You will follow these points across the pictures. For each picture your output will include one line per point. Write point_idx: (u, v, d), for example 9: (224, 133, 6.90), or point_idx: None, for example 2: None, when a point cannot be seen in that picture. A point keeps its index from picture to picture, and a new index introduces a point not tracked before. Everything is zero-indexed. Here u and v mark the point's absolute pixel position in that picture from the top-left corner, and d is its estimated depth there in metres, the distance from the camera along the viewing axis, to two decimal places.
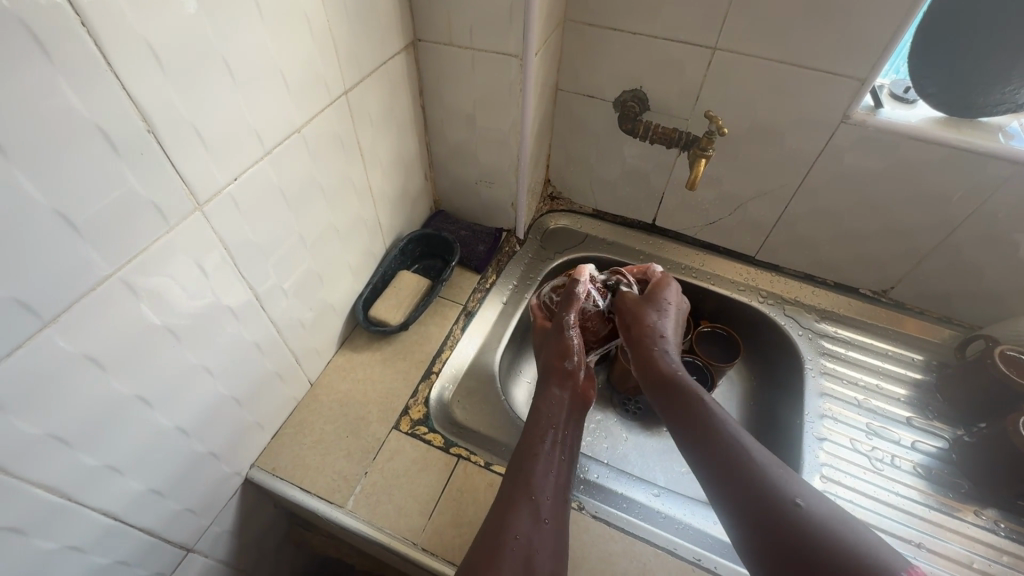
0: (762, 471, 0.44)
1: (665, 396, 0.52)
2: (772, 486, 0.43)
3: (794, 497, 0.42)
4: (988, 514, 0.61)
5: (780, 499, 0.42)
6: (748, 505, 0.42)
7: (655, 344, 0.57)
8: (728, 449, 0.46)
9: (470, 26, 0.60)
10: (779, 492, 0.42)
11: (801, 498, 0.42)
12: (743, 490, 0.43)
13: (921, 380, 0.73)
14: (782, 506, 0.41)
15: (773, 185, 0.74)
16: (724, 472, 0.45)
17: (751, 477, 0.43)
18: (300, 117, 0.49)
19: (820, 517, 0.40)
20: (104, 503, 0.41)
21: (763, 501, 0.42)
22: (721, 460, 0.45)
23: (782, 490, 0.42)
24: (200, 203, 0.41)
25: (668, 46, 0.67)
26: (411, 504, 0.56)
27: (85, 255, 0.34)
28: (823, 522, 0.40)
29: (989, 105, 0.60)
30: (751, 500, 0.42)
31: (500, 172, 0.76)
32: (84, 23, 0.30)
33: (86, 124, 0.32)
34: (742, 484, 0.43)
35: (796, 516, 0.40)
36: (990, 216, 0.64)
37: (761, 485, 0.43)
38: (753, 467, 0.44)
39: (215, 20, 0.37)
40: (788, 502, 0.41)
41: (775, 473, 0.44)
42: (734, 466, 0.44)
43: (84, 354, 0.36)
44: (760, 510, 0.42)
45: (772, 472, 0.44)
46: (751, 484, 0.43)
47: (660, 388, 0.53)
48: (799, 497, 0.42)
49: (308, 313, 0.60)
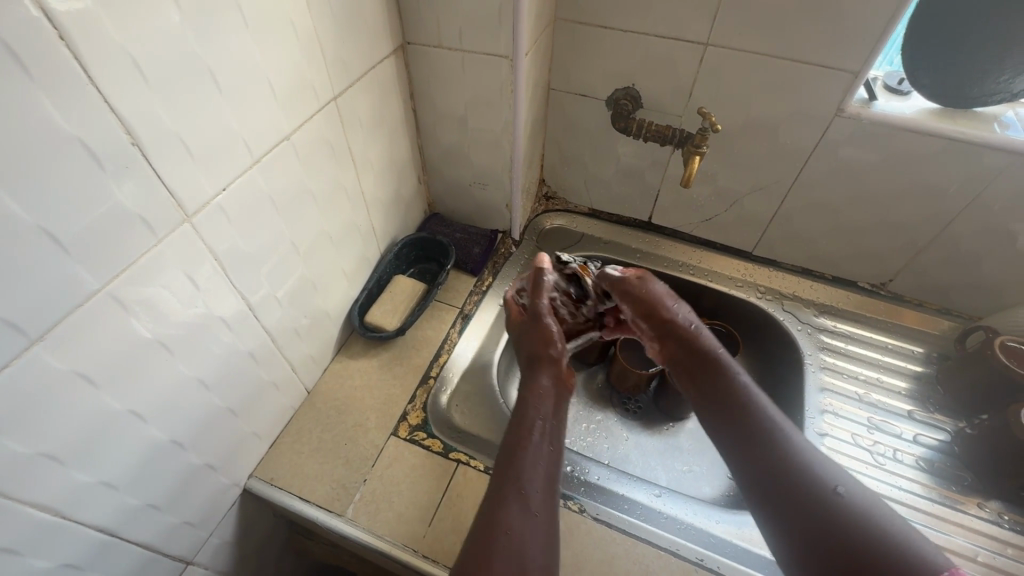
0: (800, 459, 0.44)
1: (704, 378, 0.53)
2: (811, 475, 0.43)
3: (835, 484, 0.42)
4: (992, 507, 0.61)
5: (818, 485, 0.42)
6: (785, 488, 0.43)
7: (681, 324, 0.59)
8: (766, 438, 0.46)
9: (459, 27, 0.60)
10: (820, 480, 0.43)
11: (842, 486, 0.42)
12: (783, 481, 0.43)
13: (921, 372, 0.73)
14: (824, 494, 0.42)
15: (768, 180, 0.74)
16: (762, 461, 0.45)
17: (790, 466, 0.44)
18: (288, 124, 0.48)
19: (860, 507, 0.40)
20: (99, 519, 0.41)
21: (804, 489, 0.42)
22: (757, 448, 0.46)
23: (825, 476, 0.43)
24: (189, 214, 0.40)
25: (659, 43, 0.66)
26: (411, 511, 0.55)
27: (71, 271, 0.34)
28: (864, 509, 0.40)
29: (983, 95, 0.60)
30: (793, 489, 0.43)
31: (493, 173, 0.76)
32: (63, 36, 0.29)
33: (70, 140, 0.31)
34: (782, 472, 0.44)
35: (838, 504, 0.41)
36: (988, 206, 0.64)
37: (799, 472, 0.43)
38: (793, 458, 0.44)
39: (198, 29, 0.37)
40: (829, 489, 0.42)
41: (814, 462, 0.44)
42: (773, 457, 0.45)
43: (74, 372, 0.35)
44: (803, 500, 0.42)
45: (811, 460, 0.44)
46: (791, 476, 0.43)
47: (696, 375, 0.54)
48: (840, 485, 0.42)
49: (303, 320, 0.59)
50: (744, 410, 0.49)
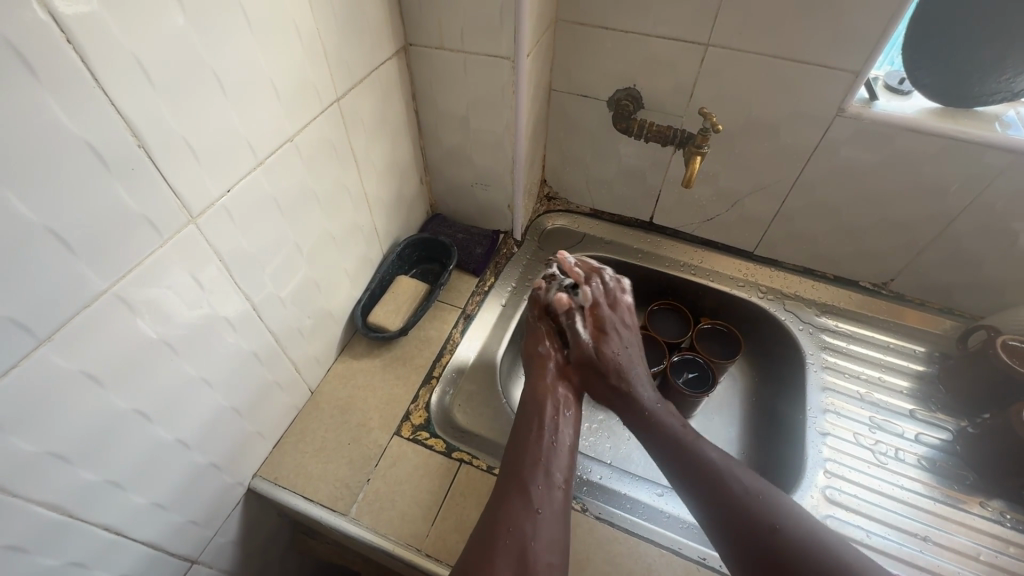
0: (746, 498, 0.49)
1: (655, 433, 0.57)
2: (755, 512, 0.48)
3: (774, 521, 0.47)
4: (994, 505, 0.61)
5: (761, 522, 0.47)
6: (734, 528, 0.47)
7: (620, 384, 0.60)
8: (715, 479, 0.50)
9: (461, 29, 0.60)
10: (762, 518, 0.47)
11: (781, 521, 0.47)
12: (734, 520, 0.48)
13: (923, 372, 0.73)
14: (765, 531, 0.46)
15: (770, 180, 0.74)
16: (713, 504, 0.49)
17: (736, 505, 0.48)
18: (292, 126, 0.49)
19: (798, 539, 0.45)
20: (106, 518, 0.41)
21: (750, 529, 0.47)
22: (707, 490, 0.50)
23: (766, 513, 0.47)
24: (195, 215, 0.41)
25: (660, 44, 0.66)
26: (414, 510, 0.56)
27: (80, 272, 0.34)
28: (803, 540, 0.45)
29: (984, 94, 0.60)
30: (741, 530, 0.47)
31: (495, 174, 0.76)
32: (70, 40, 0.30)
33: (76, 140, 0.32)
34: (733, 514, 0.48)
35: (780, 539, 0.46)
36: (989, 206, 0.64)
37: (743, 513, 0.48)
38: (739, 497, 0.49)
39: (203, 33, 0.37)
40: (769, 527, 0.46)
41: (756, 498, 0.48)
42: (724, 498, 0.49)
43: (81, 371, 0.36)
44: (751, 540, 0.46)
45: (754, 496, 0.49)
46: (739, 515, 0.48)
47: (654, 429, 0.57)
48: (780, 521, 0.47)
49: (307, 321, 0.60)
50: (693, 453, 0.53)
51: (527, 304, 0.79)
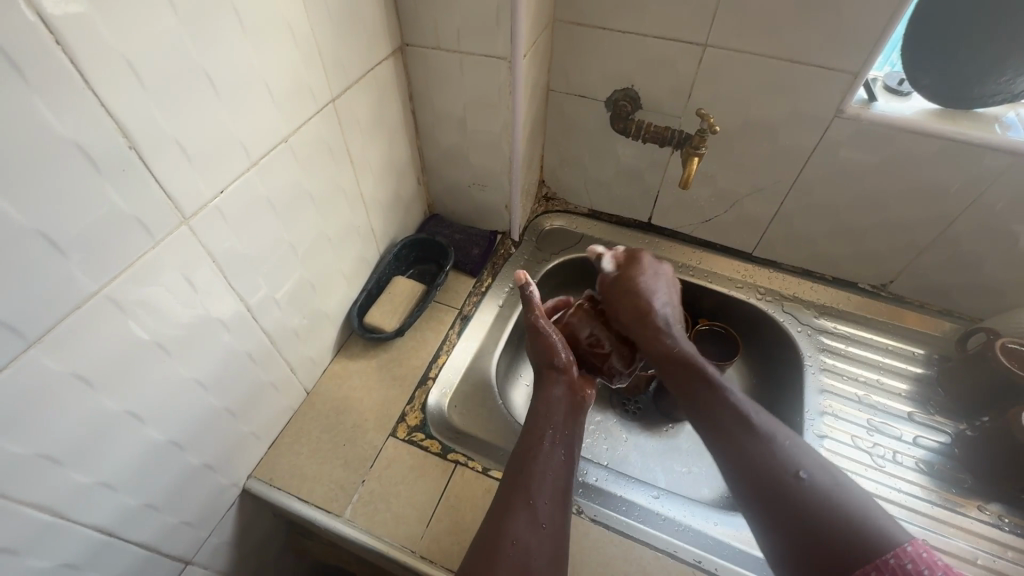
0: (773, 444, 0.48)
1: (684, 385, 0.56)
2: (778, 461, 0.47)
3: (798, 469, 0.45)
4: (992, 509, 0.60)
5: (786, 469, 0.46)
6: (758, 480, 0.46)
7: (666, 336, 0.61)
8: (738, 426, 0.50)
9: (457, 28, 0.60)
10: (785, 466, 0.46)
11: (805, 471, 0.45)
12: (756, 468, 0.47)
13: (922, 374, 0.72)
14: (785, 479, 0.45)
15: (768, 181, 0.74)
16: (738, 448, 0.48)
17: (761, 455, 0.47)
18: (286, 126, 0.49)
19: (824, 489, 0.44)
20: (98, 519, 0.41)
21: (771, 478, 0.46)
22: (733, 440, 0.49)
23: (788, 461, 0.46)
24: (187, 216, 0.41)
25: (659, 45, 0.66)
26: (409, 511, 0.56)
27: (71, 273, 0.34)
28: (826, 489, 0.44)
29: (984, 96, 0.59)
30: (762, 476, 0.46)
31: (492, 174, 0.76)
32: (59, 41, 0.29)
33: (66, 143, 0.31)
34: (757, 461, 0.47)
35: (802, 488, 0.44)
36: (989, 207, 0.63)
37: (770, 464, 0.46)
38: (763, 445, 0.48)
39: (196, 32, 0.37)
40: (792, 475, 0.45)
41: (782, 448, 0.47)
42: (748, 447, 0.48)
43: (72, 372, 0.36)
44: (773, 491, 0.45)
45: (778, 443, 0.48)
46: (764, 463, 0.47)
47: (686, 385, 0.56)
48: (804, 470, 0.46)
49: (302, 321, 0.60)
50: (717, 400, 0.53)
51: (524, 306, 0.79)
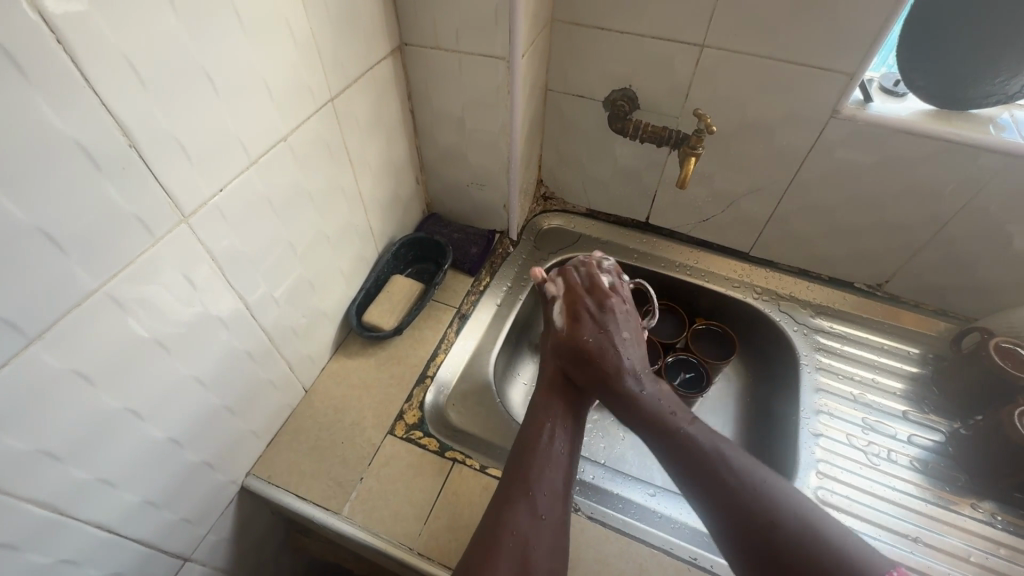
0: (747, 491, 0.46)
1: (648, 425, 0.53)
2: (753, 505, 0.45)
3: (773, 516, 0.44)
4: (985, 507, 0.61)
5: (760, 517, 0.44)
6: (733, 526, 0.45)
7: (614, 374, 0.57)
8: (710, 469, 0.48)
9: (455, 28, 0.60)
10: (760, 513, 0.45)
11: (780, 516, 0.44)
12: (731, 516, 0.45)
13: (917, 373, 0.73)
14: (760, 526, 0.44)
15: (765, 181, 0.74)
16: (711, 497, 0.47)
17: (736, 501, 0.46)
18: (285, 125, 0.49)
19: (800, 536, 0.43)
20: (98, 515, 0.41)
21: (744, 525, 0.45)
22: (706, 486, 0.47)
23: (764, 507, 0.45)
24: (186, 215, 0.41)
25: (656, 45, 0.66)
26: (407, 508, 0.56)
27: (72, 271, 0.34)
28: (804, 533, 0.43)
29: (978, 97, 0.60)
30: (738, 522, 0.45)
31: (490, 173, 0.76)
32: (60, 40, 0.30)
33: (68, 142, 0.32)
34: (732, 507, 0.46)
35: (777, 536, 0.43)
36: (983, 208, 0.64)
37: (744, 510, 0.45)
38: (737, 490, 0.46)
39: (196, 32, 0.37)
40: (769, 522, 0.44)
41: (757, 492, 0.46)
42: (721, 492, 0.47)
43: (73, 369, 0.36)
44: (750, 539, 0.44)
45: (749, 489, 0.46)
46: (738, 513, 0.45)
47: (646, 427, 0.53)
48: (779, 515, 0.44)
49: (301, 319, 0.60)
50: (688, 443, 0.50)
51: (522, 305, 0.79)
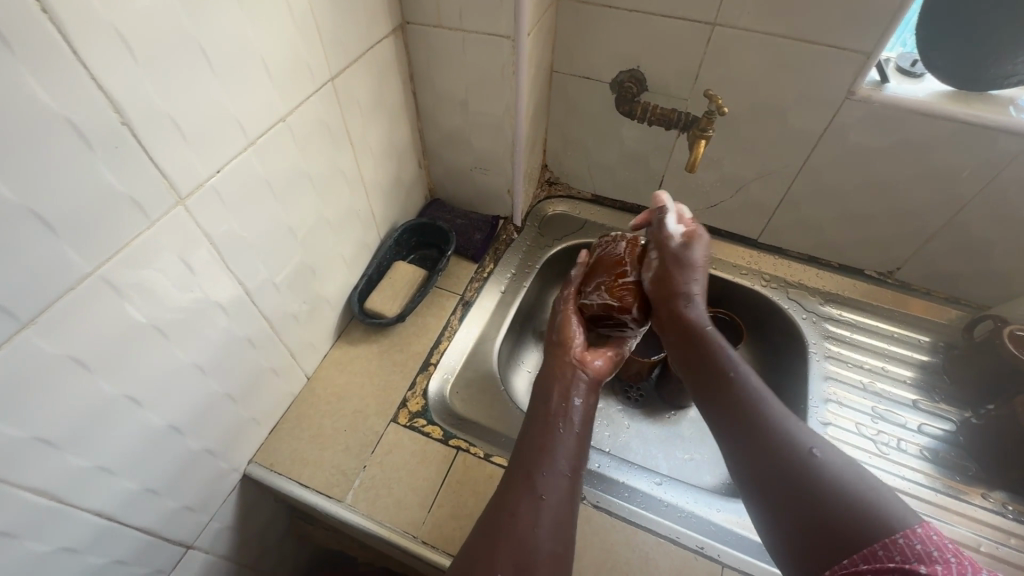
0: (783, 426, 0.44)
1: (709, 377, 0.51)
2: (787, 438, 0.43)
3: (810, 447, 0.42)
4: (996, 497, 0.60)
5: (796, 446, 0.42)
6: (768, 460, 0.43)
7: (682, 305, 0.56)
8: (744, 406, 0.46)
9: (459, 6, 0.58)
10: (796, 442, 0.43)
11: (817, 448, 0.42)
12: (764, 449, 0.43)
13: (927, 362, 0.72)
14: (790, 466, 0.41)
15: (775, 166, 0.72)
16: (746, 431, 0.45)
17: (771, 434, 0.44)
18: (284, 104, 0.47)
19: (836, 469, 0.40)
20: (97, 503, 0.41)
21: (776, 464, 0.42)
22: (741, 422, 0.46)
23: (799, 439, 0.43)
24: (182, 197, 0.40)
25: (667, 24, 0.64)
26: (411, 497, 0.55)
27: (64, 253, 0.33)
28: (839, 471, 0.40)
29: (999, 78, 0.58)
30: (773, 455, 0.43)
31: (495, 157, 0.75)
32: (46, 11, 0.28)
33: (57, 119, 0.30)
34: (765, 440, 0.44)
35: (814, 465, 0.41)
36: (1000, 193, 0.62)
37: (780, 442, 0.43)
38: (771, 431, 0.44)
39: (190, 5, 0.36)
40: (804, 451, 0.42)
41: (793, 427, 0.44)
42: (755, 432, 0.45)
43: (68, 355, 0.35)
44: (784, 474, 0.41)
45: (783, 429, 0.44)
46: (771, 442, 0.43)
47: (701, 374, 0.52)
48: (816, 447, 0.42)
49: (302, 306, 0.59)
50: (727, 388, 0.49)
51: (526, 292, 0.78)
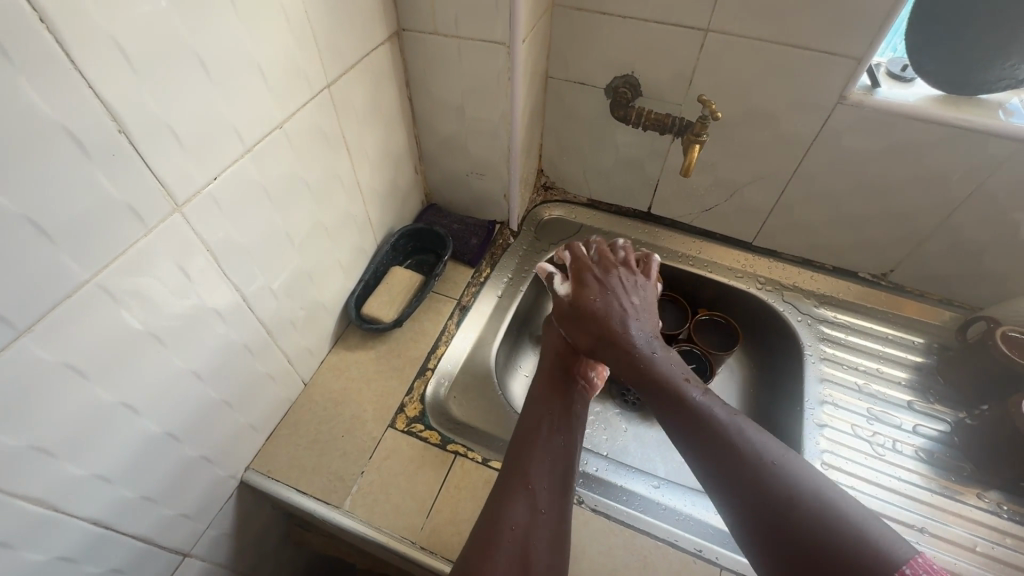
0: (763, 465, 0.42)
1: (666, 407, 0.49)
2: (768, 483, 0.41)
3: (793, 491, 0.40)
4: (991, 497, 0.60)
5: (780, 492, 0.40)
6: (755, 512, 0.40)
7: (620, 339, 0.55)
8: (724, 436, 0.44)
9: (454, 13, 0.58)
10: (779, 488, 0.40)
11: (801, 491, 0.40)
12: (748, 497, 0.41)
13: (922, 363, 0.72)
14: (780, 507, 0.39)
15: (769, 170, 0.73)
16: (725, 479, 0.43)
17: (750, 481, 0.41)
18: (280, 111, 0.48)
19: (823, 514, 0.38)
20: (94, 512, 0.41)
21: (766, 509, 0.40)
22: (720, 468, 0.43)
23: (782, 482, 0.41)
24: (180, 204, 0.40)
25: (660, 30, 0.65)
26: (409, 502, 0.55)
27: (60, 261, 0.33)
28: (830, 515, 0.38)
29: (988, 82, 0.59)
30: (761, 508, 0.40)
31: (491, 163, 0.75)
32: (44, 20, 0.28)
33: (54, 128, 0.31)
34: (747, 487, 0.41)
35: (802, 514, 0.38)
36: (991, 196, 0.63)
37: (763, 488, 0.41)
38: (759, 465, 0.42)
39: (186, 13, 0.36)
40: (789, 498, 0.39)
41: (772, 467, 0.42)
42: (733, 474, 0.42)
43: (64, 363, 0.35)
44: (773, 527, 0.39)
45: (771, 464, 0.42)
46: (753, 489, 0.41)
47: (663, 406, 0.49)
48: (799, 489, 0.40)
49: (300, 312, 0.59)
50: (701, 417, 0.46)
51: (523, 296, 0.78)
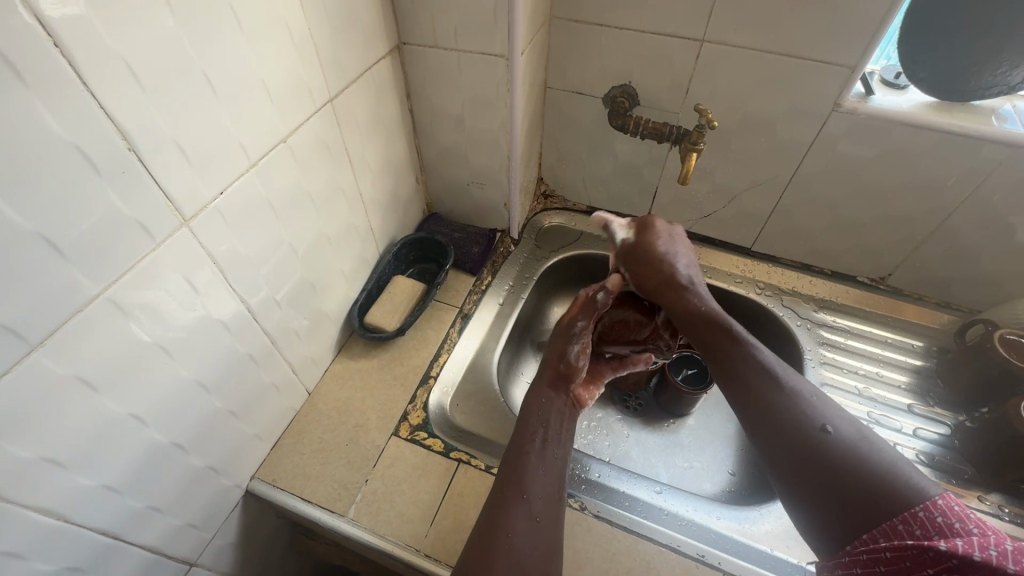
0: (798, 400, 0.47)
1: (711, 351, 0.54)
2: (800, 417, 0.45)
3: (824, 424, 0.44)
4: (993, 499, 0.60)
5: (810, 426, 0.44)
6: (787, 444, 0.44)
7: (681, 285, 0.60)
8: (761, 384, 0.49)
9: (454, 27, 0.59)
10: (809, 422, 0.45)
11: (830, 424, 0.44)
12: (780, 431, 0.45)
13: (922, 366, 0.73)
14: (813, 436, 0.44)
15: (766, 177, 0.74)
16: (758, 420, 0.47)
17: (784, 418, 0.46)
18: (285, 125, 0.49)
19: (849, 443, 0.42)
20: (102, 522, 0.41)
21: (797, 440, 0.44)
22: (758, 410, 0.47)
23: (812, 417, 0.45)
24: (187, 218, 0.41)
25: (656, 41, 0.66)
26: (412, 510, 0.56)
27: (72, 277, 0.34)
28: (854, 444, 0.42)
29: (981, 88, 0.60)
30: (790, 442, 0.44)
31: (491, 172, 0.76)
32: (56, 43, 0.29)
33: (66, 146, 0.31)
34: (780, 424, 0.45)
35: (828, 442, 0.43)
36: (986, 201, 0.64)
37: (794, 421, 0.45)
38: (792, 405, 0.46)
39: (194, 32, 0.37)
40: (817, 430, 0.44)
41: (804, 405, 0.46)
42: (769, 414, 0.47)
43: (74, 376, 0.36)
44: (803, 458, 0.43)
45: (806, 401, 0.46)
46: (786, 423, 0.45)
47: (710, 350, 0.54)
48: (829, 424, 0.44)
49: (304, 322, 0.60)
50: (742, 364, 0.51)
51: (524, 303, 0.79)
